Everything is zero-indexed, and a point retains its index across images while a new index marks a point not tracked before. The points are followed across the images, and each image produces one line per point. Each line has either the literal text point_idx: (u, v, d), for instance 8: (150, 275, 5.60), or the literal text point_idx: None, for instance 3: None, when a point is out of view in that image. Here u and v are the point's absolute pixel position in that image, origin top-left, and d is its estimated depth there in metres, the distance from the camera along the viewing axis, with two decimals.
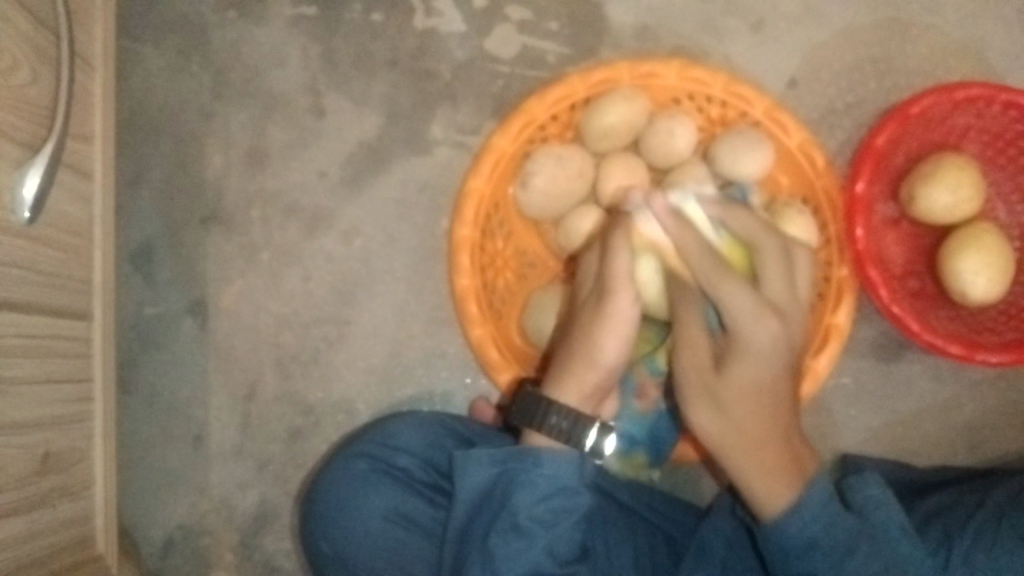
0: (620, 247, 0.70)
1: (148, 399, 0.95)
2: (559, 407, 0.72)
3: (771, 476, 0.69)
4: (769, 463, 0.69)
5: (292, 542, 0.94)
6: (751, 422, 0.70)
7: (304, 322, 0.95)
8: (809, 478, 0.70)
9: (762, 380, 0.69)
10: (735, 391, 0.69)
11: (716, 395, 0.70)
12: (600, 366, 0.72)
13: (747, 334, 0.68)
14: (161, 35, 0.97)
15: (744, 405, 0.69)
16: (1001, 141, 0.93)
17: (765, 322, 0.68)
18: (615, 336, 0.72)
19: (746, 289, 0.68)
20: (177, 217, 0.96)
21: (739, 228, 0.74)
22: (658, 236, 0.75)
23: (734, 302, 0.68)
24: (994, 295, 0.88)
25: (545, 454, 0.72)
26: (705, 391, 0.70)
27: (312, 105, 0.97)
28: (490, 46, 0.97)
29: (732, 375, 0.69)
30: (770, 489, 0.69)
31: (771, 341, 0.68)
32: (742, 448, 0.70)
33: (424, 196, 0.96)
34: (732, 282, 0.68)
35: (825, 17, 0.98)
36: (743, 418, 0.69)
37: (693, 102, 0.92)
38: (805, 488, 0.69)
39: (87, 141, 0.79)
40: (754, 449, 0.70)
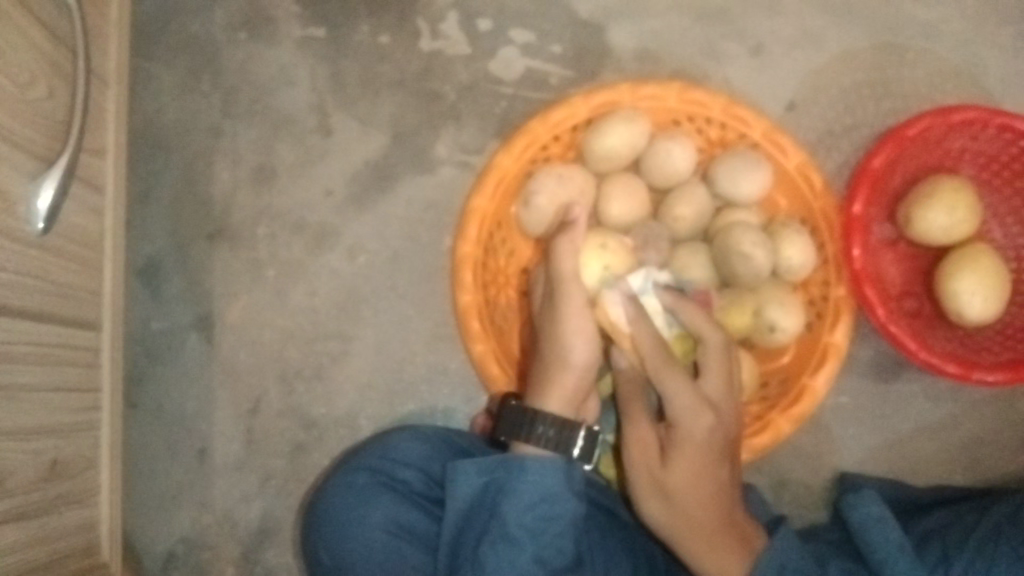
0: (564, 247, 0.78)
1: (154, 412, 0.97)
2: (543, 418, 0.77)
3: (722, 559, 0.75)
4: (718, 545, 0.75)
5: (293, 556, 0.95)
6: (697, 508, 0.76)
7: (309, 337, 0.97)
8: (760, 556, 0.76)
9: (703, 464, 0.77)
10: (681, 476, 0.77)
11: (665, 487, 0.77)
12: (573, 368, 0.79)
13: (685, 422, 0.78)
14: (172, 56, 0.99)
15: (691, 488, 0.76)
16: (997, 163, 0.95)
17: (702, 414, 0.78)
18: (581, 341, 0.79)
19: (685, 384, 0.79)
20: (185, 233, 0.98)
21: (688, 322, 0.83)
22: (619, 321, 0.83)
23: (675, 391, 0.79)
24: (991, 315, 0.89)
25: (531, 461, 0.74)
26: (654, 475, 0.78)
27: (320, 124, 0.99)
28: (494, 68, 0.99)
29: (676, 459, 0.77)
30: (724, 568, 0.75)
31: (706, 431, 0.77)
32: (693, 538, 0.76)
33: (428, 213, 0.97)
34: (676, 377, 0.79)
35: (823, 42, 1.00)
36: (688, 504, 0.76)
37: (692, 125, 0.94)
38: (755, 562, 0.75)
39: (100, 156, 0.81)
40: (703, 536, 0.76)
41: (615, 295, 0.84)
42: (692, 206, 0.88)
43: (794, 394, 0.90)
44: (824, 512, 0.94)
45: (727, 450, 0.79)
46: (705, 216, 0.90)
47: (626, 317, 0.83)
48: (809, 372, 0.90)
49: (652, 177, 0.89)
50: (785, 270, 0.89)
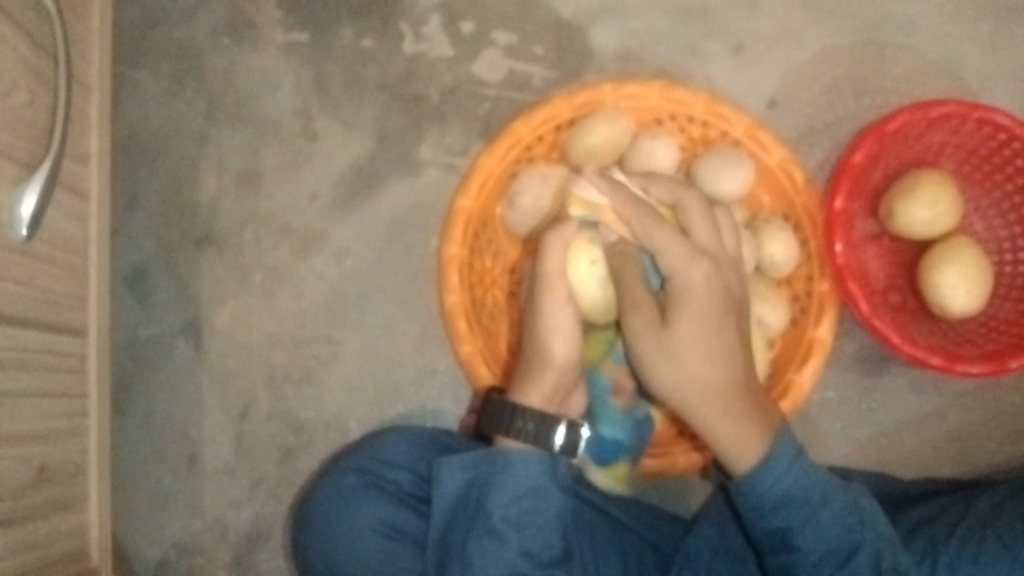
0: (552, 250, 0.81)
1: (143, 418, 0.97)
2: (524, 411, 0.78)
3: (741, 429, 0.76)
4: (734, 413, 0.77)
5: (285, 559, 0.95)
6: (708, 371, 0.76)
7: (297, 341, 0.97)
8: (778, 434, 0.76)
9: (705, 321, 0.76)
10: (686, 333, 0.76)
11: (667, 345, 0.76)
12: (554, 366, 0.81)
13: (682, 279, 0.77)
14: (156, 63, 1.00)
15: (696, 352, 0.76)
16: (976, 156, 0.96)
17: (696, 266, 0.77)
18: (562, 337, 0.82)
19: (678, 238, 0.77)
20: (172, 239, 0.98)
21: (664, 197, 0.83)
22: (596, 202, 0.82)
23: (666, 249, 0.77)
24: (974, 307, 0.90)
25: (514, 455, 0.75)
26: (657, 337, 0.77)
27: (304, 128, 0.99)
28: (477, 70, 0.99)
29: (679, 319, 0.76)
30: (745, 437, 0.76)
31: (704, 281, 0.76)
32: (705, 406, 0.77)
33: (414, 216, 0.98)
34: (668, 233, 0.78)
35: (803, 40, 1.01)
36: (698, 367, 0.76)
37: (675, 123, 0.94)
38: (774, 437, 0.76)
39: (83, 162, 0.81)
40: (714, 398, 0.77)
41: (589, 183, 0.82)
42: None
43: (780, 390, 0.91)
44: None
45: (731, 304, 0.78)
46: None
47: (603, 196, 0.81)
48: (794, 367, 0.91)
49: (636, 176, 0.90)
50: (768, 266, 0.90)
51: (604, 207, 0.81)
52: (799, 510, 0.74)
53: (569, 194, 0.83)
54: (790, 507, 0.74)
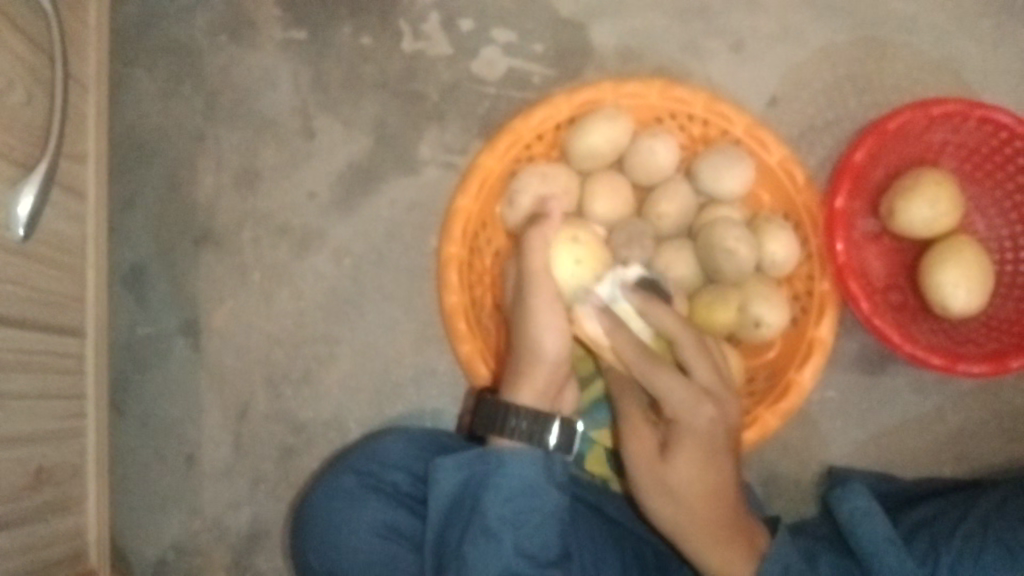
0: (535, 243, 0.77)
1: (141, 418, 0.96)
2: (517, 410, 0.78)
3: (732, 557, 0.74)
4: (725, 540, 0.74)
5: (284, 559, 0.95)
6: (699, 503, 0.75)
7: (295, 340, 0.97)
8: (766, 552, 0.76)
9: (707, 459, 0.75)
10: (685, 465, 0.75)
11: (666, 481, 0.75)
12: (545, 361, 0.79)
13: (686, 418, 0.76)
14: (154, 61, 0.99)
15: (693, 483, 0.74)
16: (978, 155, 0.96)
17: (702, 406, 0.76)
18: (552, 332, 0.79)
19: (680, 377, 0.77)
20: (170, 238, 0.98)
21: (665, 326, 0.81)
22: (597, 332, 0.84)
23: (670, 390, 0.77)
24: (975, 306, 0.90)
25: (507, 455, 0.75)
26: (655, 470, 0.76)
27: (303, 127, 0.99)
28: (477, 69, 0.99)
29: (677, 454, 0.75)
30: (732, 566, 0.74)
31: (707, 421, 0.75)
32: (697, 534, 0.75)
33: (413, 215, 0.97)
34: (665, 373, 0.78)
35: (803, 38, 1.00)
36: (692, 499, 0.75)
37: (675, 122, 0.94)
38: (762, 556, 0.75)
39: (80, 161, 0.81)
40: (706, 529, 0.74)
41: (589, 308, 0.84)
42: (675, 203, 0.89)
43: (781, 388, 0.91)
44: (812, 506, 0.94)
45: (731, 442, 0.76)
46: (689, 213, 0.90)
47: (603, 328, 0.83)
48: (795, 366, 0.91)
49: (636, 175, 0.89)
50: (769, 265, 0.90)
51: (604, 346, 0.84)
52: None
53: (571, 315, 0.85)
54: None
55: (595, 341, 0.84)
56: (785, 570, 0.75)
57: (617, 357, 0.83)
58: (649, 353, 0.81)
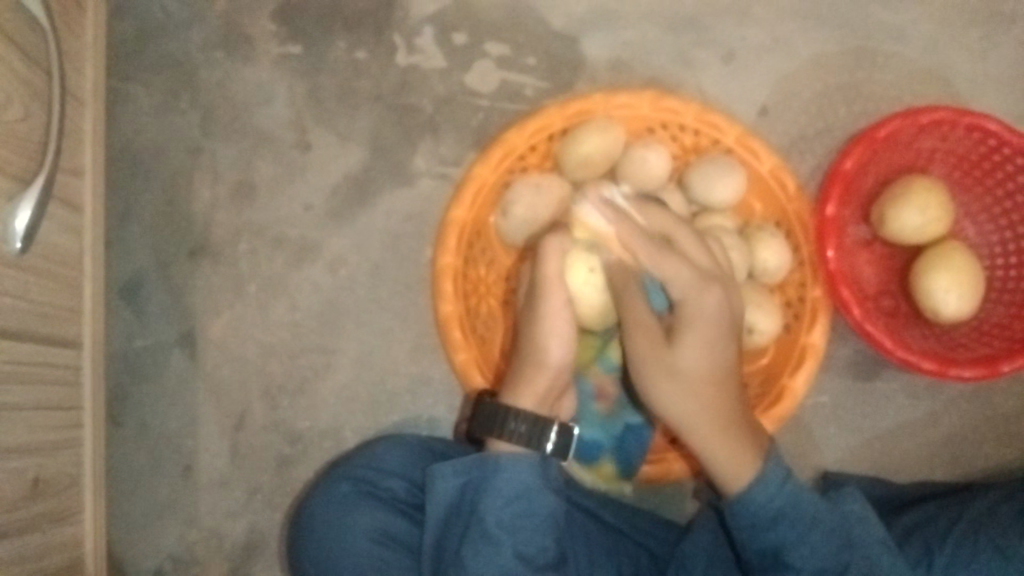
0: (549, 253, 0.80)
1: (138, 430, 0.97)
2: (516, 413, 0.77)
3: (735, 449, 0.78)
4: (730, 431, 0.78)
5: (281, 569, 0.95)
6: (707, 386, 0.79)
7: (291, 351, 0.97)
8: (768, 457, 0.78)
9: (713, 343, 0.78)
10: (693, 353, 0.78)
11: (672, 364, 0.79)
12: (549, 368, 0.80)
13: (692, 304, 0.79)
14: (151, 75, 1.00)
15: (699, 367, 0.78)
16: (967, 162, 0.97)
17: (708, 293, 0.79)
18: (559, 340, 0.81)
19: (687, 266, 0.80)
20: (166, 251, 0.98)
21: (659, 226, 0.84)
22: (602, 228, 0.84)
23: (674, 278, 0.80)
24: (965, 311, 0.90)
25: (505, 458, 0.75)
26: (661, 360, 0.79)
27: (298, 139, 0.99)
28: (470, 81, 1.00)
29: (686, 342, 0.79)
30: (736, 462, 0.77)
31: (714, 307, 0.79)
32: (700, 423, 0.79)
33: (408, 226, 0.98)
34: (672, 259, 0.80)
35: (793, 48, 1.01)
36: (698, 383, 0.79)
37: (667, 131, 0.95)
38: (766, 459, 0.78)
39: (77, 175, 0.82)
40: (714, 422, 0.78)
41: (592, 205, 0.85)
42: None
43: (774, 395, 0.91)
44: None
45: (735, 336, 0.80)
46: (682, 221, 0.91)
47: (608, 221, 0.84)
48: (788, 373, 0.91)
49: (629, 184, 0.90)
50: (761, 272, 0.90)
51: (609, 236, 0.84)
52: (791, 529, 0.75)
53: (574, 216, 0.85)
54: (785, 524, 0.75)
55: (596, 241, 0.84)
56: (785, 472, 0.78)
57: (621, 252, 0.83)
58: (649, 237, 0.82)
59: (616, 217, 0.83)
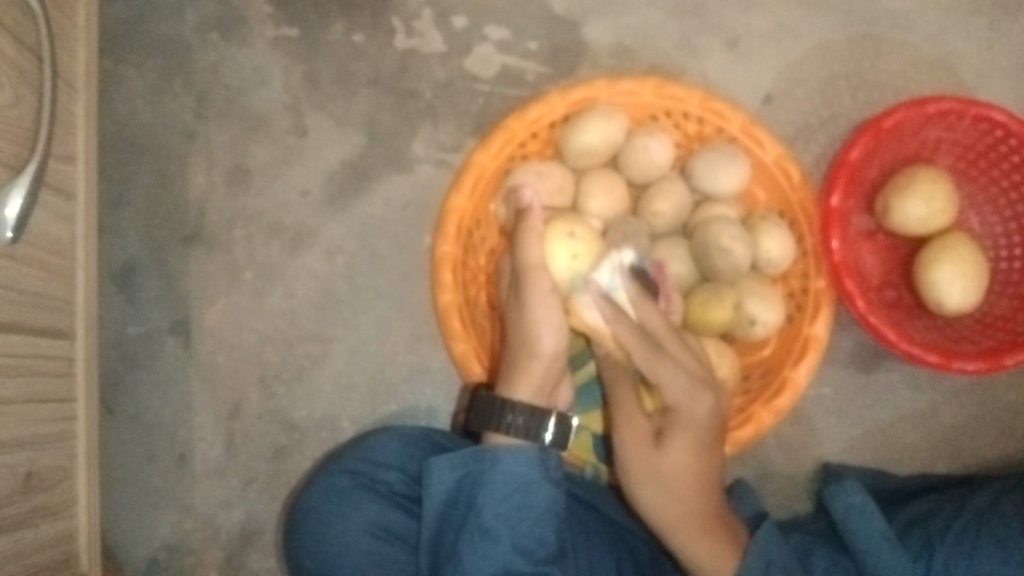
0: (530, 239, 0.78)
1: (132, 418, 0.95)
2: (513, 406, 0.76)
3: (716, 549, 0.73)
4: (711, 531, 0.74)
5: (278, 559, 0.94)
6: (689, 493, 0.75)
7: (288, 340, 0.96)
8: (747, 545, 0.75)
9: (699, 449, 0.75)
10: (677, 456, 0.75)
11: (659, 470, 0.75)
12: (543, 357, 0.78)
13: (685, 408, 0.76)
14: (144, 58, 0.98)
15: (684, 470, 0.75)
16: (973, 153, 0.95)
17: (701, 398, 0.76)
18: (551, 329, 0.78)
19: (683, 372, 0.76)
20: (160, 237, 0.97)
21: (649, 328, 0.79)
22: (597, 322, 0.82)
23: (667, 384, 0.76)
24: (970, 304, 0.89)
25: (502, 452, 0.74)
26: (647, 458, 0.76)
27: (295, 124, 0.98)
28: (470, 66, 0.98)
29: (674, 443, 0.75)
30: (716, 557, 0.73)
31: (705, 414, 0.75)
32: (683, 524, 0.74)
33: (407, 213, 0.96)
34: (667, 364, 0.76)
35: (798, 35, 1.00)
36: (681, 485, 0.75)
37: (669, 120, 0.93)
38: (746, 549, 0.74)
39: (69, 161, 0.80)
40: (694, 518, 0.74)
41: (589, 295, 0.82)
42: (671, 201, 0.88)
43: (776, 386, 0.90)
44: (807, 503, 0.94)
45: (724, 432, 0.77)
46: (685, 211, 0.90)
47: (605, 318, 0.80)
48: (790, 364, 0.91)
49: (631, 173, 0.89)
50: (764, 263, 0.89)
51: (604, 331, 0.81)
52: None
53: (571, 304, 0.83)
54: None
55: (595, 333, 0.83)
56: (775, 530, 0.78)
57: (616, 345, 0.82)
58: (646, 339, 0.78)
59: (613, 311, 0.80)
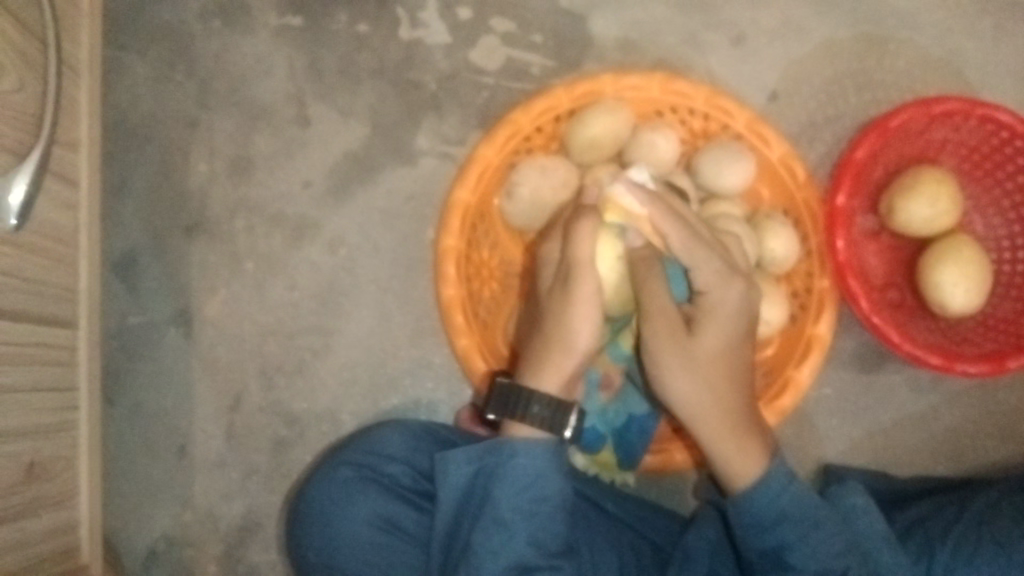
0: (582, 235, 0.74)
1: (131, 408, 0.95)
2: (540, 398, 0.75)
3: (744, 447, 0.79)
4: (741, 432, 0.79)
5: (277, 553, 0.94)
6: (720, 385, 0.79)
7: (289, 332, 0.95)
8: (773, 459, 0.79)
9: (730, 339, 0.79)
10: (709, 345, 0.78)
11: (691, 358, 0.78)
12: (576, 352, 0.77)
13: (717, 296, 0.79)
14: (146, 45, 0.97)
15: (716, 368, 0.78)
16: (977, 154, 0.95)
17: (733, 285, 0.78)
18: (587, 325, 0.76)
19: (719, 260, 0.78)
20: (162, 226, 0.96)
21: (686, 220, 0.78)
22: (633, 211, 0.78)
23: (702, 268, 0.78)
24: (973, 305, 0.89)
25: (520, 444, 0.73)
26: (680, 352, 0.78)
27: (298, 114, 0.97)
28: (475, 58, 0.97)
29: (706, 331, 0.79)
30: (744, 458, 0.78)
31: (736, 305, 0.79)
32: (714, 423, 0.79)
33: (410, 206, 0.96)
34: (709, 257, 0.78)
35: (804, 33, 1.00)
36: (715, 380, 0.78)
37: (676, 115, 0.93)
38: (771, 460, 0.79)
39: (73, 149, 0.79)
40: (724, 416, 0.79)
41: (623, 188, 0.77)
42: None
43: (779, 386, 0.90)
44: None
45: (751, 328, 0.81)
46: (690, 207, 0.89)
47: (642, 204, 0.77)
48: (793, 364, 0.91)
49: (637, 169, 0.89)
50: (769, 262, 0.89)
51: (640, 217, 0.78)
52: (795, 527, 0.76)
53: (605, 199, 0.78)
54: (787, 523, 0.76)
55: (628, 223, 0.78)
56: (788, 473, 0.78)
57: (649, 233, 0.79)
58: (686, 230, 0.78)
59: (652, 201, 0.77)
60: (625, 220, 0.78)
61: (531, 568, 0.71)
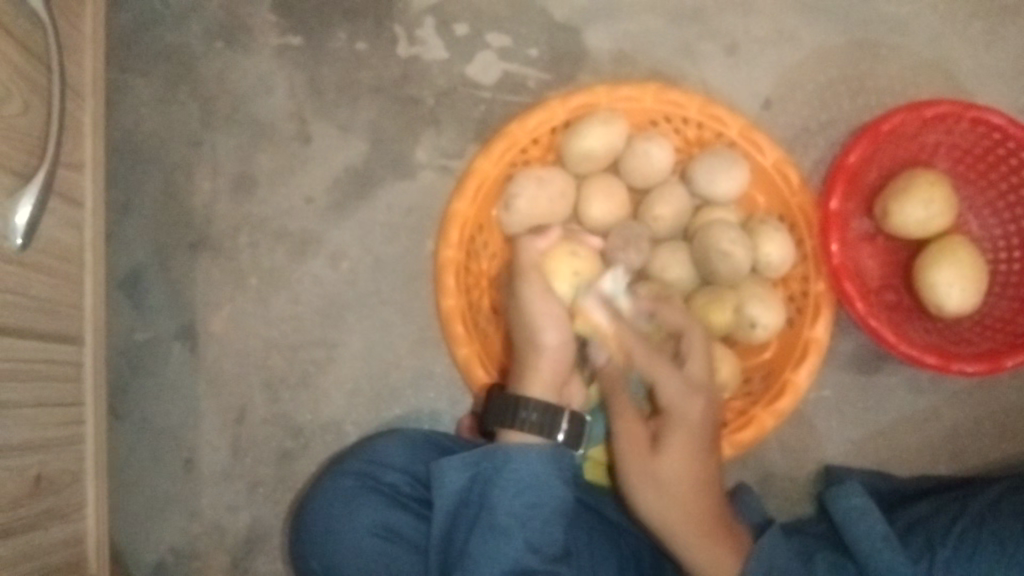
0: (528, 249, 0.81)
1: (139, 423, 0.96)
2: (527, 403, 0.76)
3: (714, 553, 0.74)
4: (713, 538, 0.74)
5: (282, 564, 0.95)
6: (688, 496, 0.75)
7: (293, 345, 0.97)
8: (749, 552, 0.75)
9: (693, 451, 0.76)
10: (672, 464, 0.76)
11: (654, 476, 0.76)
12: (547, 351, 0.78)
13: (680, 411, 0.78)
14: (150, 66, 0.99)
15: (681, 477, 0.75)
16: (971, 156, 0.96)
17: (695, 399, 0.78)
18: (551, 323, 0.78)
19: (678, 374, 0.79)
20: (167, 243, 0.98)
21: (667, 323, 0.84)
22: (602, 326, 0.82)
23: (664, 382, 0.79)
24: (968, 307, 0.90)
25: (515, 450, 0.74)
26: (648, 470, 0.76)
27: (299, 131, 0.99)
28: (472, 72, 0.99)
29: (670, 446, 0.76)
30: (718, 560, 0.74)
31: (700, 414, 0.78)
32: (684, 530, 0.74)
33: (410, 218, 0.98)
34: (665, 367, 0.79)
35: (797, 40, 1.01)
36: (681, 490, 0.75)
37: (670, 124, 0.94)
38: (746, 557, 0.74)
39: (78, 168, 0.81)
40: (696, 522, 0.74)
41: (594, 300, 0.83)
42: (672, 205, 0.89)
43: (778, 389, 0.91)
44: (809, 505, 0.95)
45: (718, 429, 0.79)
46: (685, 215, 0.90)
47: (609, 319, 0.82)
48: (790, 367, 0.91)
49: (633, 177, 0.90)
50: (764, 267, 0.90)
51: (608, 334, 0.82)
52: None
53: (575, 308, 0.83)
54: None
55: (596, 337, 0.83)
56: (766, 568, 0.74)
57: (618, 352, 0.82)
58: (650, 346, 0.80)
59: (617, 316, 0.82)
60: (593, 333, 0.82)
61: (529, 571, 0.72)
